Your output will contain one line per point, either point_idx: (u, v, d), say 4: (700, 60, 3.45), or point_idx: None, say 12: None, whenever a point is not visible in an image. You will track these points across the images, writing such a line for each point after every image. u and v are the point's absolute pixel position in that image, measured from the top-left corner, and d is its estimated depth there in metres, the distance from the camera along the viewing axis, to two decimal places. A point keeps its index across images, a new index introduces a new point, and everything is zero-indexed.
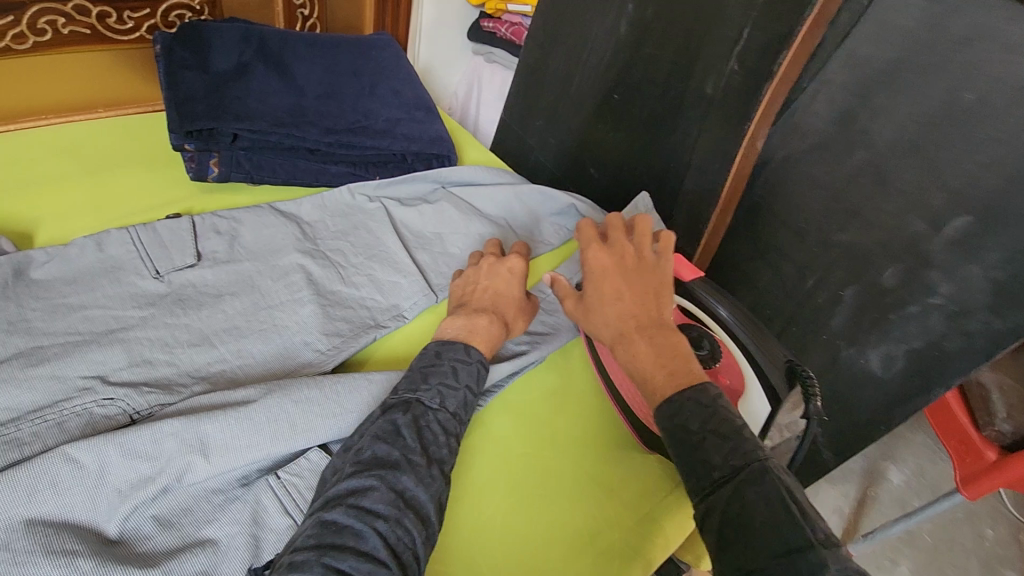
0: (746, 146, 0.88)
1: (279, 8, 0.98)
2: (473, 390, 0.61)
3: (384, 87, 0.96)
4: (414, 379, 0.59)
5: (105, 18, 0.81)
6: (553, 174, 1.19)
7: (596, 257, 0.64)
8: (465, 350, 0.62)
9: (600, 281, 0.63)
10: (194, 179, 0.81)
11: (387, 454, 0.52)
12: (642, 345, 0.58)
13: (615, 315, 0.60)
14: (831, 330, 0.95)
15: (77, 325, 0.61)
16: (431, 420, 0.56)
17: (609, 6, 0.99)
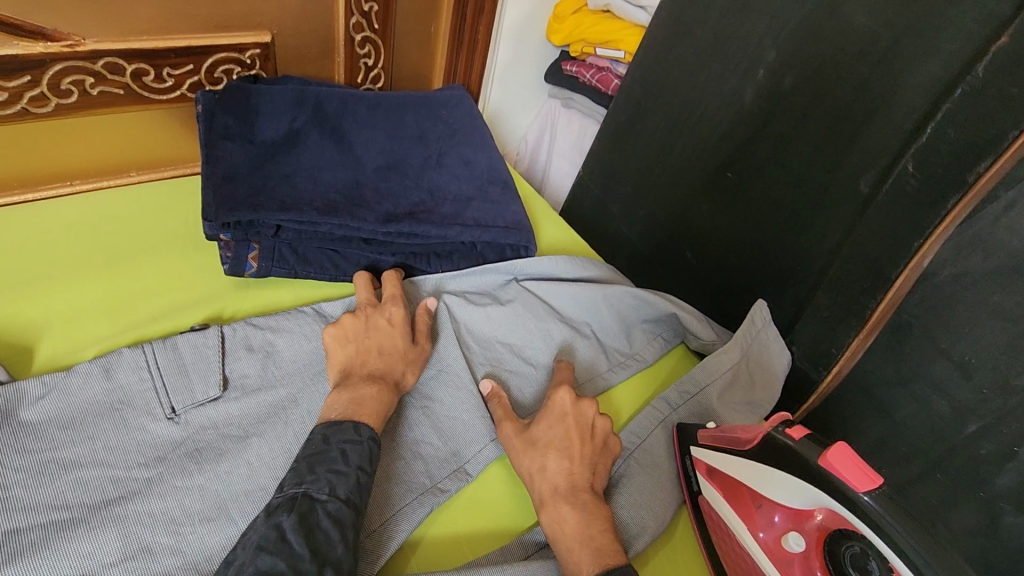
0: (912, 267, 0.68)
1: (340, 60, 0.85)
2: (367, 470, 0.52)
3: (453, 155, 0.82)
4: (298, 469, 0.50)
5: (141, 76, 0.70)
6: (639, 249, 1.02)
7: (562, 400, 0.61)
8: (354, 429, 0.53)
9: (553, 426, 0.59)
10: (228, 274, 0.68)
11: (271, 567, 0.43)
12: (568, 512, 0.54)
13: (560, 471, 0.56)
14: (993, 488, 0.68)
15: (67, 497, 0.48)
16: (321, 516, 0.47)
17: (732, 68, 0.82)
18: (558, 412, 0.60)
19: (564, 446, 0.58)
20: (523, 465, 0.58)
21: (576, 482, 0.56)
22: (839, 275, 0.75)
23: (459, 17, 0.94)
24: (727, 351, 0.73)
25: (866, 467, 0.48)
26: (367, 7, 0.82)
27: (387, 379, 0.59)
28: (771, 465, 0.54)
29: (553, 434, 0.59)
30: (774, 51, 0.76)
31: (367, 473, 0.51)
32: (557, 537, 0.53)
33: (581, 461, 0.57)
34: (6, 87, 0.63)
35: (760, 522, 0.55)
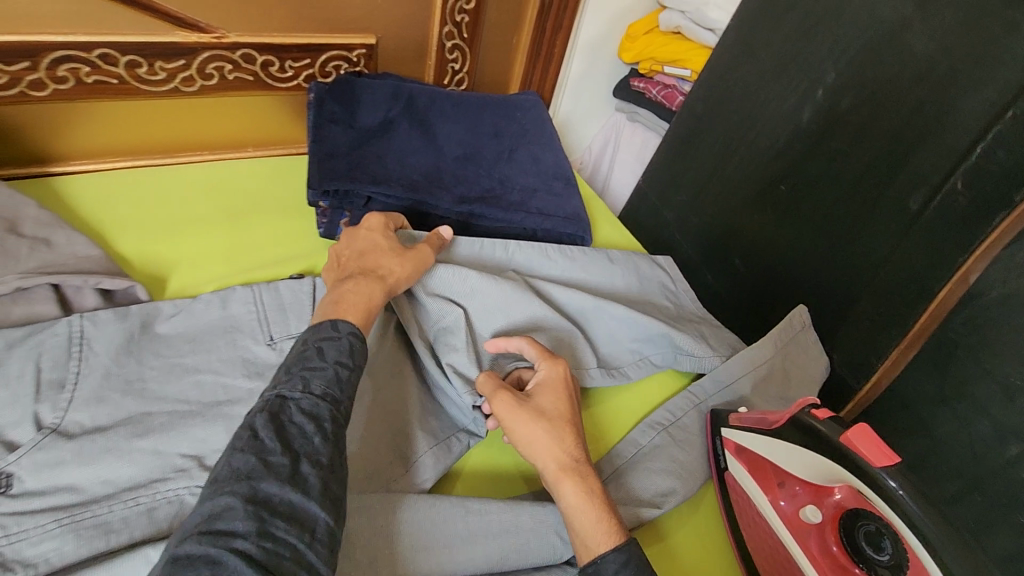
0: (956, 282, 0.71)
1: (431, 63, 0.96)
2: (345, 365, 0.54)
3: (524, 152, 0.90)
4: (279, 374, 0.52)
5: (268, 66, 0.83)
6: (690, 255, 1.07)
7: (553, 372, 0.62)
8: (333, 326, 0.55)
9: (549, 400, 0.61)
10: (323, 236, 0.79)
11: (244, 463, 0.45)
12: (578, 486, 0.55)
13: (563, 443, 0.58)
14: None
15: (187, 395, 0.58)
16: (293, 412, 0.49)
17: (792, 88, 0.86)
18: (559, 386, 0.62)
19: (567, 423, 0.59)
20: (524, 434, 0.58)
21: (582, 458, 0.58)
22: (883, 286, 0.78)
23: (539, 31, 1.03)
24: (762, 344, 0.76)
25: (884, 444, 0.52)
26: (459, 18, 0.93)
27: (374, 276, 0.62)
28: (795, 442, 0.58)
29: (562, 407, 0.60)
30: (833, 73, 0.80)
31: (344, 368, 0.53)
32: (577, 508, 0.55)
33: (573, 434, 0.59)
34: (165, 68, 0.76)
35: (778, 490, 0.60)
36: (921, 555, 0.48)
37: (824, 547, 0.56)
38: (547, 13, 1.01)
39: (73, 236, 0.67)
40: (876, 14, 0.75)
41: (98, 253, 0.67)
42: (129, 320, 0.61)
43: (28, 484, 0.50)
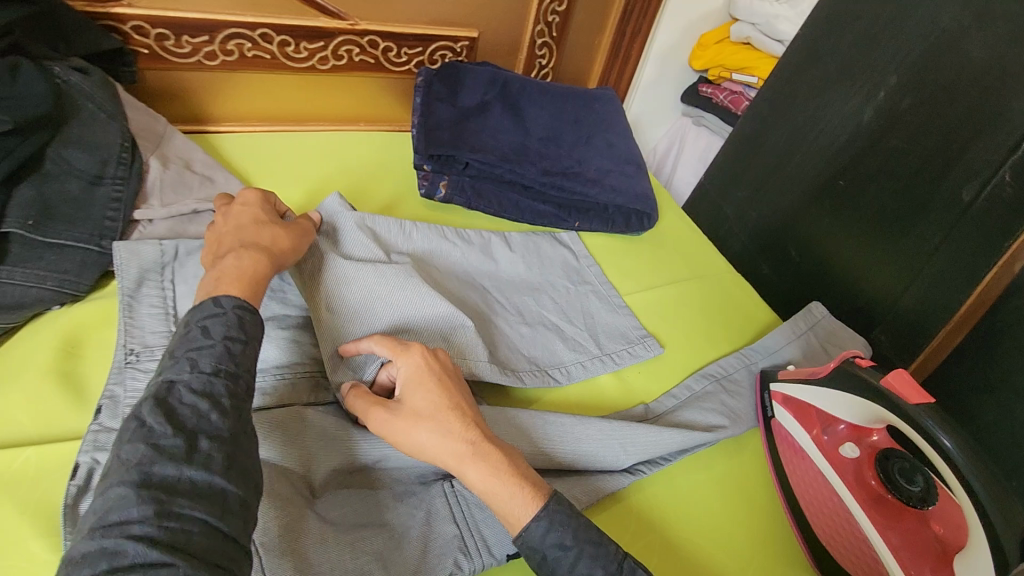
0: (1001, 269, 0.79)
1: (522, 57, 1.08)
2: (235, 338, 0.50)
3: (600, 138, 1.00)
4: (160, 359, 0.48)
5: (388, 51, 0.97)
6: (747, 247, 1.14)
7: (414, 364, 0.57)
8: (211, 303, 0.51)
9: (417, 398, 0.55)
10: (423, 196, 0.90)
11: (135, 452, 0.42)
12: (479, 472, 0.52)
13: (445, 439, 0.53)
14: None
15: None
16: (185, 391, 0.45)
17: (855, 90, 0.93)
18: (427, 371, 0.57)
19: (449, 407, 0.55)
20: (408, 438, 0.54)
21: (476, 440, 0.54)
22: (933, 272, 0.84)
23: (619, 35, 1.14)
24: (805, 316, 0.86)
25: (921, 386, 0.59)
26: (551, 18, 1.05)
27: (255, 248, 0.59)
28: (837, 387, 0.65)
29: (434, 398, 0.55)
30: (894, 76, 0.87)
31: (234, 342, 0.49)
32: (489, 493, 0.52)
33: (456, 426, 0.54)
34: (307, 48, 0.91)
35: (821, 430, 0.67)
36: (955, 487, 0.55)
37: (861, 479, 0.64)
38: (628, 18, 1.12)
39: (229, 177, 0.81)
40: (938, 23, 0.82)
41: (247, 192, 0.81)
42: None
43: None
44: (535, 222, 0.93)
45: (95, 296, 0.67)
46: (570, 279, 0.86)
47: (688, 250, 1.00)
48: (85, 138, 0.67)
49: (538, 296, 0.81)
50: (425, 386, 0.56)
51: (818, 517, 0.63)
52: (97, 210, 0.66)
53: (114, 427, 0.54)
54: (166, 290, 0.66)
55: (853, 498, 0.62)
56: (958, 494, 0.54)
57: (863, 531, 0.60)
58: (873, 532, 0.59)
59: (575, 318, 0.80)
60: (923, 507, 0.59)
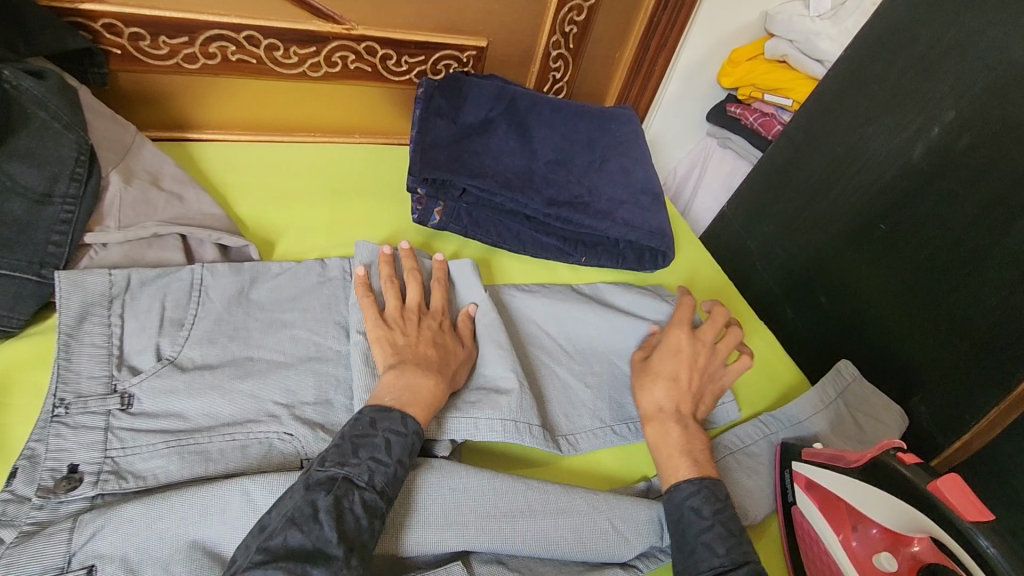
0: None
1: (534, 70, 0.99)
2: (407, 464, 0.53)
3: (615, 163, 0.91)
4: (341, 450, 0.52)
5: (386, 59, 0.88)
6: (770, 288, 1.04)
7: (675, 335, 0.71)
8: (402, 421, 0.54)
9: (668, 360, 0.69)
10: (415, 222, 0.82)
11: (301, 546, 0.46)
12: (677, 430, 0.65)
13: (665, 396, 0.67)
14: None
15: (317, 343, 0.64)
16: (354, 501, 0.49)
17: (905, 123, 0.83)
18: (677, 345, 0.70)
19: (675, 376, 0.68)
20: (645, 384, 0.68)
21: (682, 408, 0.67)
22: (986, 339, 0.73)
23: (642, 49, 1.04)
24: (834, 379, 0.76)
25: (976, 498, 0.49)
26: (567, 28, 0.95)
27: (435, 372, 0.60)
28: (873, 484, 0.56)
29: (679, 366, 0.69)
30: (953, 111, 0.77)
31: (406, 467, 0.53)
32: (656, 445, 0.65)
33: (684, 394, 0.68)
34: (298, 53, 0.83)
35: (850, 531, 0.58)
36: None
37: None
38: (653, 30, 1.02)
39: (201, 195, 0.74)
40: (1008, 54, 0.71)
41: (220, 212, 0.73)
42: (241, 274, 0.66)
43: (145, 406, 0.55)
44: (537, 255, 0.85)
45: (32, 331, 0.60)
46: None
47: (706, 294, 0.91)
48: (34, 152, 0.60)
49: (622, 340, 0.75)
50: (672, 357, 0.70)
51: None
52: (40, 233, 0.59)
53: (29, 496, 0.49)
54: (113, 326, 0.59)
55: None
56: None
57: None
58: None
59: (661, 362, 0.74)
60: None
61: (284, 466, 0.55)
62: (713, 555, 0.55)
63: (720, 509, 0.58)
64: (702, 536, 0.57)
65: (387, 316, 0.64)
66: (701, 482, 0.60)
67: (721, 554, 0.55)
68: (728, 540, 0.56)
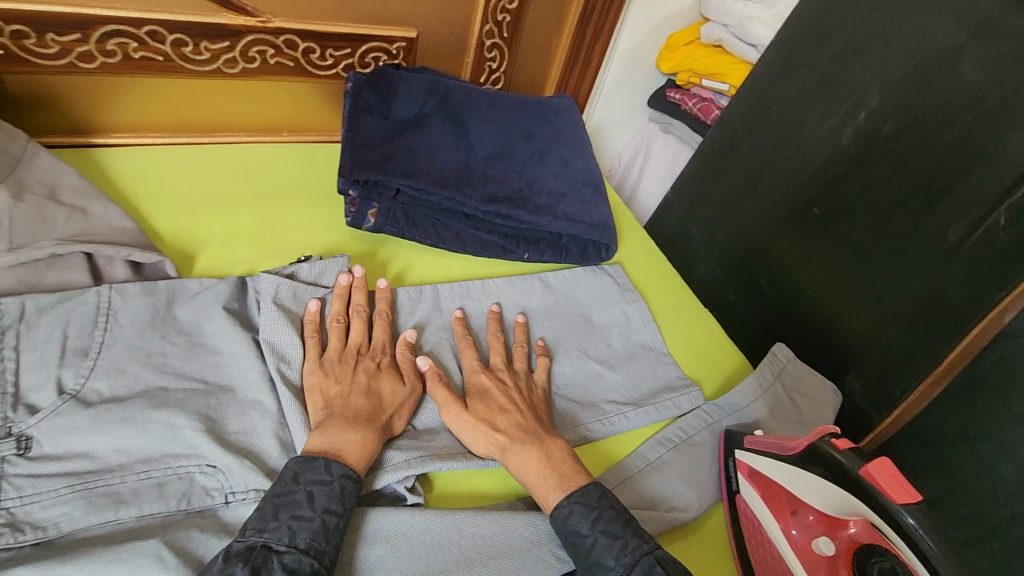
0: (988, 321, 0.70)
1: (469, 60, 0.96)
2: (336, 512, 0.50)
3: (555, 155, 0.89)
4: (264, 513, 0.49)
5: (309, 53, 0.83)
6: (713, 272, 1.06)
7: (480, 377, 0.65)
8: (324, 467, 0.51)
9: (480, 399, 0.63)
10: (349, 225, 0.77)
11: None
12: (529, 454, 0.58)
13: (504, 425, 0.60)
14: None
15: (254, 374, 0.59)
16: (275, 568, 0.46)
17: (833, 108, 0.84)
18: (483, 387, 0.64)
19: (504, 407, 0.62)
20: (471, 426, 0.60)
21: (531, 430, 0.61)
22: (913, 317, 0.76)
23: (579, 35, 1.02)
24: (771, 362, 0.77)
25: (904, 480, 0.50)
26: (501, 17, 0.92)
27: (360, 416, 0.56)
28: (814, 471, 0.57)
29: (497, 399, 0.63)
30: (878, 96, 0.79)
31: (335, 516, 0.49)
32: (525, 471, 0.58)
33: (524, 415, 0.62)
34: (210, 48, 0.77)
35: (790, 519, 0.59)
36: None
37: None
38: (588, 17, 1.00)
39: (109, 207, 0.68)
40: (928, 40, 0.73)
41: (132, 225, 0.68)
42: (155, 295, 0.61)
43: (46, 448, 0.51)
44: (478, 254, 0.83)
45: None
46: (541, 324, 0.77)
47: (653, 286, 0.90)
48: None
49: (576, 341, 0.76)
50: (485, 398, 0.63)
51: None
52: None
53: None
54: (6, 360, 0.53)
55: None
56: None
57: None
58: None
59: (617, 365, 0.75)
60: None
61: (204, 505, 0.51)
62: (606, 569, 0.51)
63: (598, 517, 0.54)
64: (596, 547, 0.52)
65: (325, 359, 0.61)
66: (569, 500, 0.55)
67: (612, 567, 0.51)
68: (615, 547, 0.52)
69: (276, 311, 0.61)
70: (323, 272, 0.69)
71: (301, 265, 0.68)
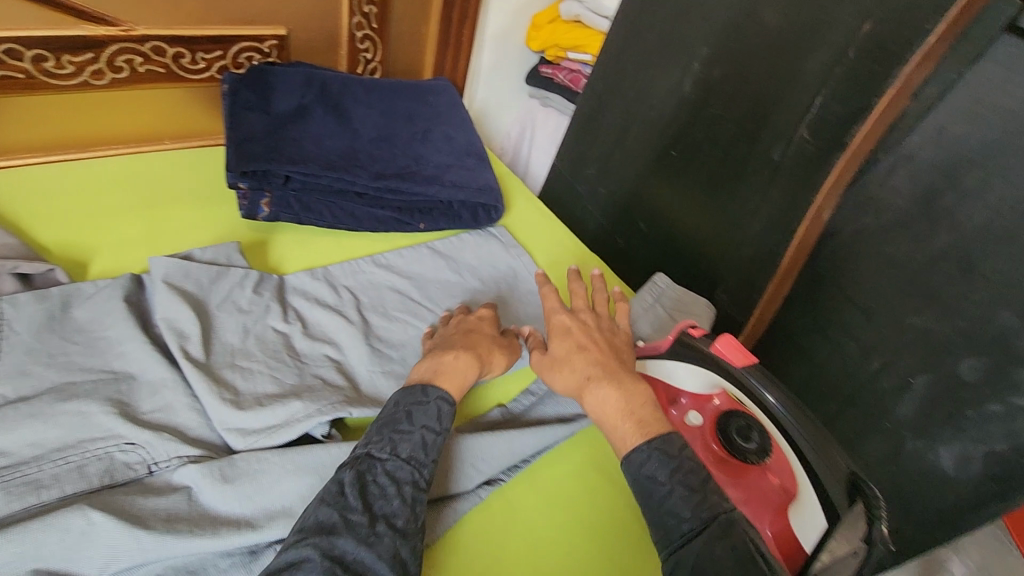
0: (810, 219, 0.84)
1: (343, 53, 1.01)
2: (434, 429, 0.57)
3: (437, 132, 0.96)
4: (370, 432, 0.56)
5: (179, 58, 0.85)
6: (600, 224, 1.16)
7: (560, 318, 0.68)
8: (421, 391, 0.58)
9: (560, 337, 0.66)
10: (244, 217, 0.82)
11: (327, 517, 0.49)
12: (603, 389, 0.60)
13: (580, 362, 0.62)
14: (896, 418, 0.85)
15: (164, 355, 0.61)
16: (379, 473, 0.53)
17: (672, 62, 0.96)
18: (564, 326, 0.67)
19: (581, 345, 0.64)
20: (552, 367, 0.64)
21: (608, 368, 0.62)
22: (756, 230, 0.90)
23: (445, 21, 1.09)
24: (650, 289, 0.88)
25: (743, 348, 0.62)
26: (367, 9, 0.98)
27: (472, 351, 0.65)
28: (681, 360, 0.66)
29: (568, 341, 0.65)
30: (705, 47, 0.91)
31: (431, 432, 0.56)
32: (605, 407, 0.59)
33: (602, 352, 0.64)
34: (74, 62, 0.78)
35: (668, 403, 0.69)
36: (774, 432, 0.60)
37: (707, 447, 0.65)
38: (452, 3, 1.07)
39: None
40: None
41: (13, 241, 0.68)
42: (49, 301, 0.63)
43: None
44: (377, 230, 0.88)
45: None
46: (444, 290, 0.83)
47: (541, 239, 1.00)
48: None
49: (471, 298, 0.83)
50: (565, 336, 0.66)
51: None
52: None
53: None
54: None
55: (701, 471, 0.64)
56: (786, 452, 0.59)
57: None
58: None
59: (508, 312, 0.83)
60: (761, 460, 0.61)
61: (129, 477, 0.53)
62: (680, 520, 0.50)
63: (677, 467, 0.53)
64: (667, 501, 0.52)
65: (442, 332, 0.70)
66: (649, 445, 0.54)
67: (688, 518, 0.50)
68: (693, 501, 0.51)
69: (168, 291, 0.64)
70: (217, 255, 0.73)
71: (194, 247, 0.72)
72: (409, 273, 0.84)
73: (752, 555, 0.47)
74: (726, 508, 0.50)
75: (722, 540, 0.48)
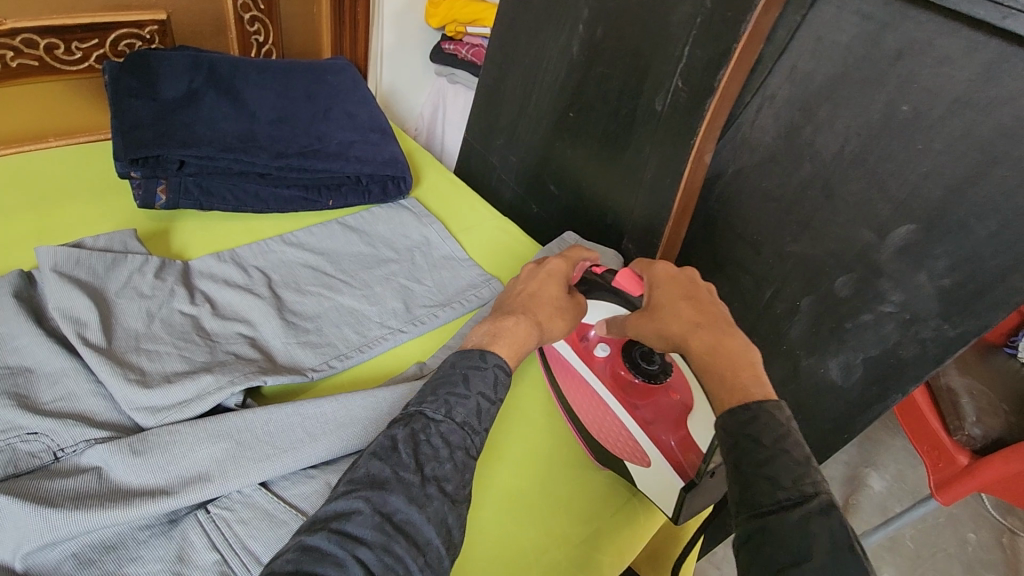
0: (693, 161, 0.89)
1: (233, 36, 0.99)
2: (488, 396, 0.57)
3: (338, 109, 0.96)
4: (426, 390, 0.57)
5: (53, 49, 0.81)
6: (516, 191, 1.19)
7: (664, 268, 0.68)
8: (480, 356, 0.59)
9: (666, 287, 0.66)
10: (141, 207, 0.81)
11: (378, 472, 0.50)
12: (710, 338, 0.59)
13: (686, 311, 0.62)
14: (790, 340, 0.93)
15: (63, 345, 0.60)
16: (432, 433, 0.53)
17: (561, 26, 1.00)
18: (669, 275, 0.67)
19: (689, 296, 0.64)
20: (658, 317, 0.63)
21: (716, 315, 0.61)
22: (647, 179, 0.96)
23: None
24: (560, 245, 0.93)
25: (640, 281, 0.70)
26: None
27: (524, 316, 0.65)
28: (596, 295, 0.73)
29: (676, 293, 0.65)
30: (587, 9, 0.96)
31: (486, 399, 0.56)
32: (710, 356, 0.58)
33: (709, 303, 0.62)
34: None
35: (578, 337, 0.73)
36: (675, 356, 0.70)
37: (615, 373, 0.71)
38: None
39: None
40: None
41: None
42: None
43: None
44: (285, 210, 0.89)
45: None
46: (359, 260, 0.85)
47: (453, 207, 1.02)
48: None
49: (385, 268, 0.84)
50: (669, 287, 0.65)
51: (587, 413, 0.71)
52: None
53: None
54: None
55: (612, 395, 0.70)
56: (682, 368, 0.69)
57: (629, 426, 0.68)
58: (634, 425, 0.68)
59: (424, 277, 0.85)
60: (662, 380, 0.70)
61: (34, 465, 0.52)
62: (778, 488, 0.46)
63: (782, 436, 0.49)
64: (762, 468, 0.48)
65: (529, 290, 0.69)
66: (760, 404, 0.51)
67: (785, 488, 0.46)
68: (796, 470, 0.47)
69: (60, 280, 0.63)
70: (111, 243, 0.72)
71: (85, 238, 0.71)
72: (323, 247, 0.85)
73: (849, 543, 0.43)
74: (823, 486, 0.46)
75: (823, 516, 0.44)
